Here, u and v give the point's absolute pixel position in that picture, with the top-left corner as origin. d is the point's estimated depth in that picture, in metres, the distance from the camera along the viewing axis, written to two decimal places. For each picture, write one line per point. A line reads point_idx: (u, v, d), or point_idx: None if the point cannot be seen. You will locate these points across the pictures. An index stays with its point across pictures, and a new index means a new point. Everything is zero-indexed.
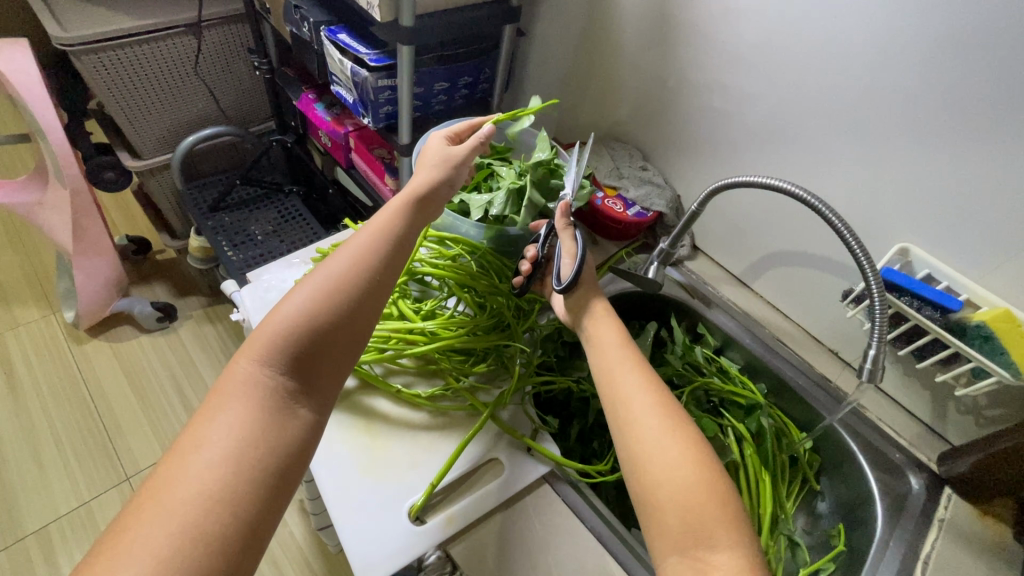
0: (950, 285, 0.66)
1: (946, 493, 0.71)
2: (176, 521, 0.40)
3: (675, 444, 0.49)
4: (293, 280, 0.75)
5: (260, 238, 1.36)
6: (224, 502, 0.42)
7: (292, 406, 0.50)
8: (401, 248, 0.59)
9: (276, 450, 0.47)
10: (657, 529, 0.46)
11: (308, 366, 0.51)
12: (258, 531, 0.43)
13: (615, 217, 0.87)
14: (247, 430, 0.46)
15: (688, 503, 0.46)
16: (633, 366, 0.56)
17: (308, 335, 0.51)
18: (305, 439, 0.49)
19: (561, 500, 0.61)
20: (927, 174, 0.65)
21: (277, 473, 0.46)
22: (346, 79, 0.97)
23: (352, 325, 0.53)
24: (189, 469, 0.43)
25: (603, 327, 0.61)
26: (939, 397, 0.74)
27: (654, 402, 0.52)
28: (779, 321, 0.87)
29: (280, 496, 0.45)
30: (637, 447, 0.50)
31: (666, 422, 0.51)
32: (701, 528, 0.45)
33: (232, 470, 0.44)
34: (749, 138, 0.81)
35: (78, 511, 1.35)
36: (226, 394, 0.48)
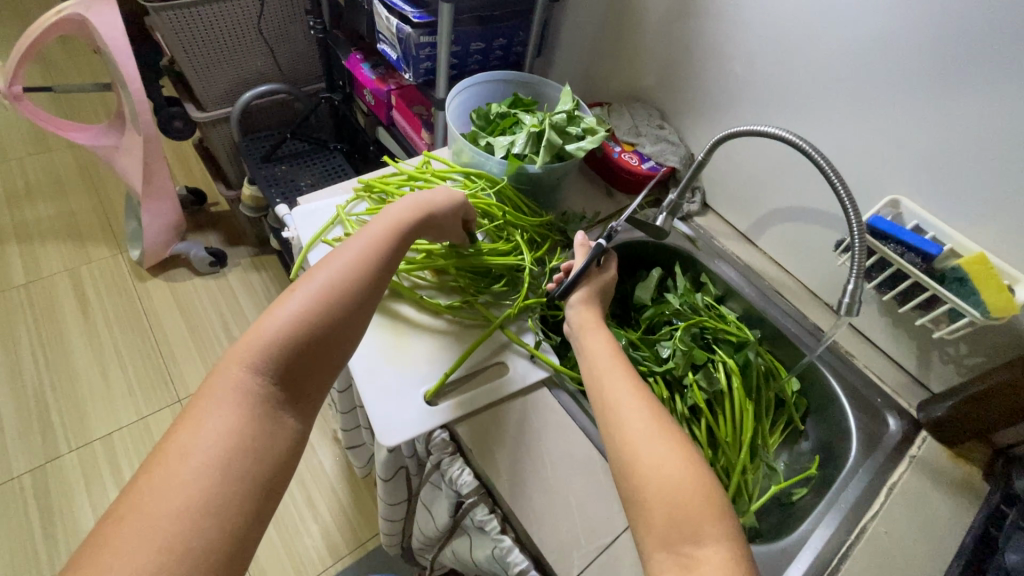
0: (936, 235, 0.71)
1: (922, 436, 0.76)
2: (170, 521, 0.43)
3: (664, 450, 0.54)
4: (334, 205, 0.85)
5: (306, 189, 1.49)
6: (213, 506, 0.45)
7: (278, 414, 0.54)
8: (382, 272, 0.63)
9: (263, 456, 0.50)
10: (647, 527, 0.51)
11: (292, 378, 0.56)
12: (249, 532, 0.46)
13: (630, 169, 0.93)
14: (234, 439, 0.49)
15: (674, 499, 0.50)
16: (625, 377, 0.62)
17: (298, 344, 0.56)
18: (289, 447, 0.53)
19: (556, 401, 0.69)
20: (922, 131, 0.70)
21: (265, 479, 0.49)
22: (391, 36, 1.06)
23: (341, 339, 0.59)
24: (176, 477, 0.45)
25: (595, 339, 0.67)
26: (925, 347, 0.78)
27: (645, 412, 0.58)
28: (779, 275, 0.92)
29: (268, 500, 0.49)
30: (628, 456, 0.55)
31: (657, 429, 0.56)
32: (688, 525, 0.49)
33: (220, 474, 0.47)
34: (761, 98, 0.86)
35: (137, 424, 1.53)
36: (214, 402, 0.51)
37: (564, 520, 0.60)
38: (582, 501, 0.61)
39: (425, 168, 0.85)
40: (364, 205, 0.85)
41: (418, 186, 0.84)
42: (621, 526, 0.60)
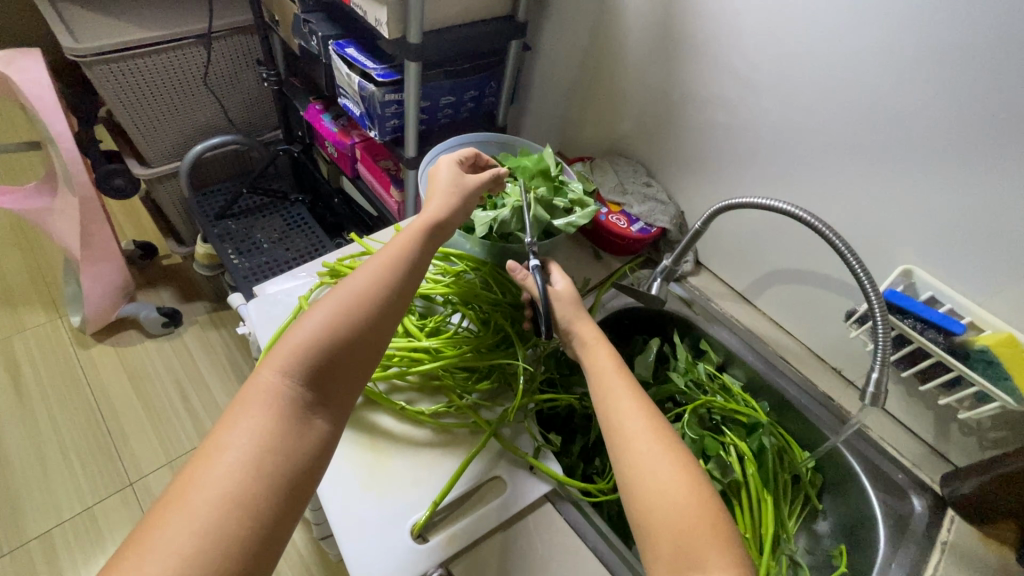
0: (954, 307, 0.66)
1: (949, 516, 0.70)
2: (199, 521, 0.41)
3: (668, 465, 0.49)
4: (297, 294, 0.75)
5: (266, 246, 1.37)
6: (242, 507, 0.43)
7: (309, 417, 0.50)
8: (417, 263, 0.60)
9: (293, 458, 0.47)
10: (651, 552, 0.46)
11: (327, 377, 0.52)
12: (275, 532, 0.44)
13: (619, 232, 0.87)
14: (264, 442, 0.46)
15: (680, 524, 0.46)
16: (625, 384, 0.57)
17: (331, 346, 0.52)
18: (321, 447, 0.49)
19: (561, 517, 0.61)
20: (932, 197, 0.66)
21: (295, 483, 0.46)
22: (353, 93, 0.98)
23: (372, 339, 0.54)
24: (208, 476, 0.43)
25: (597, 353, 0.60)
26: (944, 417, 0.73)
27: (646, 425, 0.52)
28: (781, 338, 0.87)
29: (293, 504, 0.46)
30: (631, 471, 0.50)
31: (662, 444, 0.51)
32: (693, 552, 0.45)
33: (250, 476, 0.44)
34: (754, 155, 0.81)
35: (81, 515, 1.36)
36: (248, 402, 0.49)
37: None
38: None
39: None
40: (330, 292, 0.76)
41: None
42: None
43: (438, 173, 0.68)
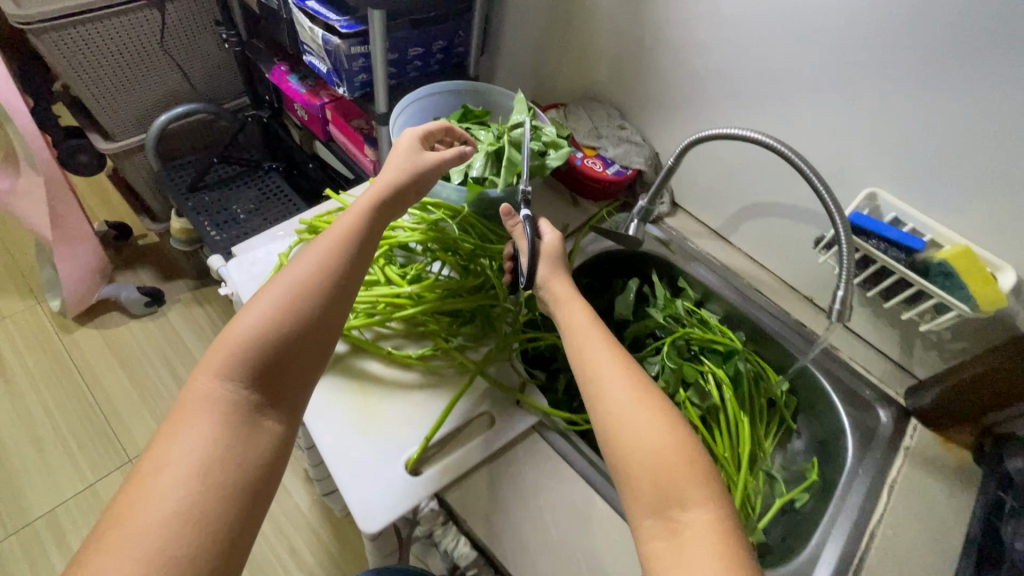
0: (916, 227, 0.69)
1: (912, 425, 0.76)
2: (146, 535, 0.40)
3: (644, 413, 0.50)
4: (277, 252, 0.74)
5: (243, 217, 1.36)
6: (196, 512, 0.42)
7: (257, 418, 0.50)
8: (356, 250, 0.58)
9: (246, 457, 0.47)
10: (631, 496, 0.47)
11: (272, 374, 0.51)
12: (237, 529, 0.44)
13: (594, 175, 0.87)
14: (210, 448, 0.46)
15: (659, 465, 0.47)
16: (600, 337, 0.56)
17: (272, 345, 0.51)
18: (273, 442, 0.49)
19: (549, 446, 0.64)
20: (895, 121, 0.67)
21: (251, 482, 0.46)
22: (318, 48, 0.95)
23: (316, 331, 0.54)
24: (152, 491, 0.42)
25: (572, 309, 0.59)
26: (908, 334, 0.77)
27: (619, 377, 0.52)
28: (756, 271, 0.89)
29: (252, 501, 0.46)
30: (607, 423, 0.50)
31: (636, 394, 0.51)
32: (672, 491, 0.46)
33: (199, 484, 0.44)
34: (724, 91, 0.82)
35: (83, 493, 1.38)
36: (189, 411, 0.48)
37: None
38: (591, 560, 0.57)
39: None
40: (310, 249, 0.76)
41: None
42: None
43: (399, 146, 0.66)
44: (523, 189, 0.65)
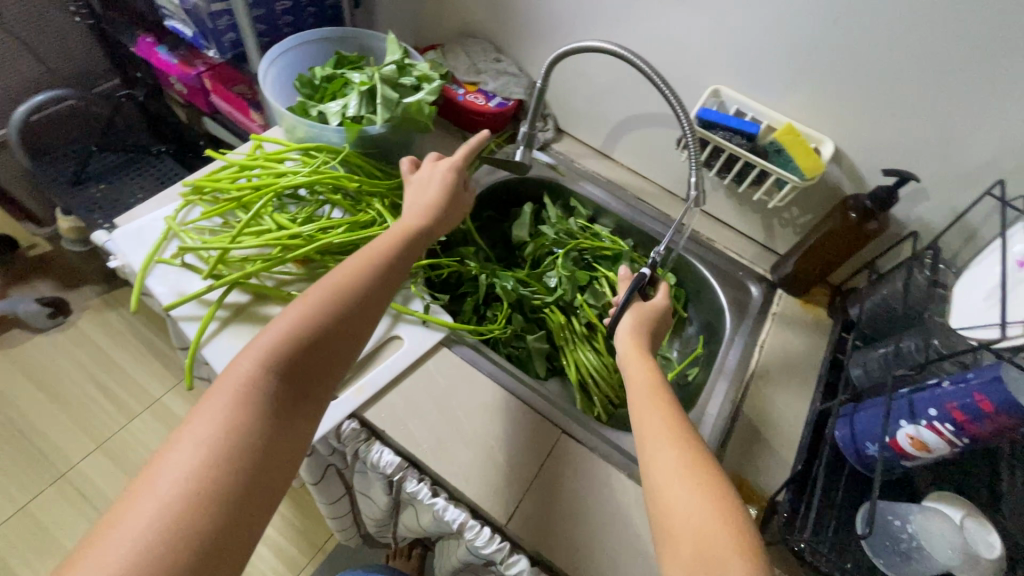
0: (754, 116, 0.78)
1: (777, 293, 0.86)
2: (164, 512, 0.39)
3: (694, 484, 0.47)
4: (162, 218, 0.73)
5: (136, 205, 1.30)
6: (205, 501, 0.40)
7: (289, 414, 0.48)
8: (394, 270, 0.58)
9: (265, 453, 0.45)
10: (669, 553, 0.45)
11: (307, 375, 0.50)
12: (238, 531, 0.41)
13: (477, 109, 0.91)
14: (243, 433, 0.44)
15: (703, 534, 0.44)
16: (658, 393, 0.56)
17: (310, 341, 0.50)
18: (293, 446, 0.47)
19: (459, 356, 0.70)
20: (728, 20, 0.74)
21: (271, 478, 0.45)
22: (176, 9, 0.92)
23: (352, 334, 0.53)
24: (174, 470, 0.41)
25: (636, 366, 0.60)
26: (767, 217, 0.88)
27: (670, 441, 0.51)
28: (638, 183, 0.97)
29: (262, 503, 0.43)
30: (655, 484, 0.49)
31: (685, 462, 0.49)
32: (714, 562, 0.42)
33: (223, 469, 0.42)
34: (584, 13, 0.86)
35: (16, 516, 1.30)
36: (223, 392, 0.46)
37: (490, 463, 0.62)
38: (504, 444, 0.64)
39: (256, 154, 0.76)
40: (198, 210, 0.75)
41: (254, 174, 0.75)
42: (546, 454, 0.64)
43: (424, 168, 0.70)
44: (654, 256, 0.74)
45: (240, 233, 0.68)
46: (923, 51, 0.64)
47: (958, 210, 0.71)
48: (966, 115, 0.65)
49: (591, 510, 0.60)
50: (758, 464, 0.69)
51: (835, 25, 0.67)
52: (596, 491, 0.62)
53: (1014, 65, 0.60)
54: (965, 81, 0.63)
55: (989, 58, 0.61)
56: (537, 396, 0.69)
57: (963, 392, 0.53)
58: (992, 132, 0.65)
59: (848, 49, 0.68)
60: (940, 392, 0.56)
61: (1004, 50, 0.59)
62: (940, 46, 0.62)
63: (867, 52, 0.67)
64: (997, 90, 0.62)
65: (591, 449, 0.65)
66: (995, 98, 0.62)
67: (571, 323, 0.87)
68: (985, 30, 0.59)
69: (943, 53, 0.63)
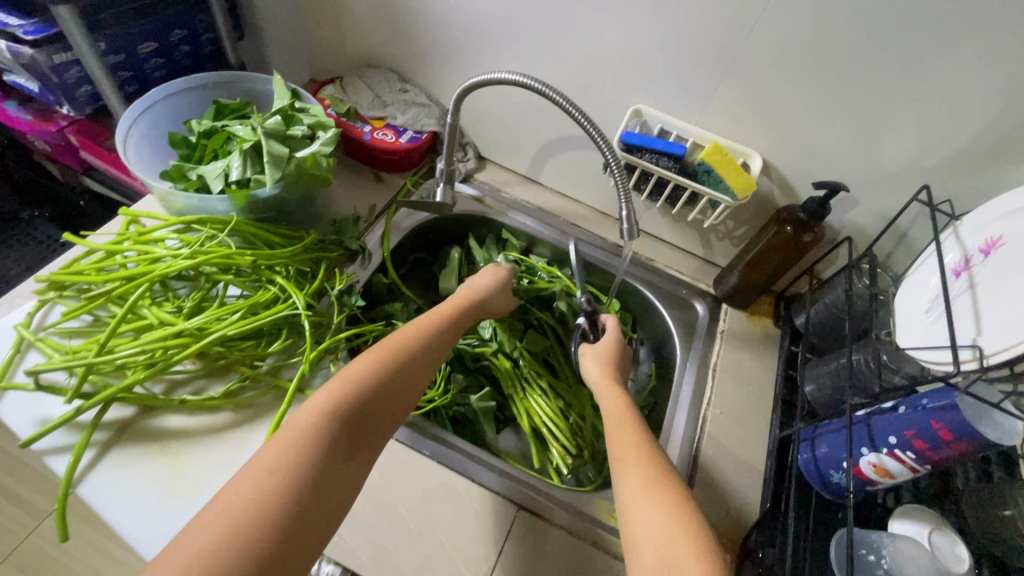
0: (679, 134, 0.75)
1: (723, 309, 0.84)
2: (228, 518, 0.38)
3: (656, 489, 0.46)
4: (12, 325, 0.61)
5: (13, 282, 1.17)
6: (266, 515, 0.39)
7: (351, 453, 0.47)
8: (447, 337, 0.62)
9: (326, 483, 0.43)
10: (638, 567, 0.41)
11: (374, 420, 0.50)
12: (288, 556, 0.39)
13: (388, 148, 0.83)
14: (312, 455, 0.44)
15: (665, 538, 0.41)
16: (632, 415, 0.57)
17: (377, 387, 0.51)
18: (351, 485, 0.45)
19: (394, 439, 0.63)
20: (641, 37, 0.70)
21: (327, 510, 0.42)
22: (11, 63, 0.78)
23: (411, 388, 0.54)
24: (241, 483, 0.40)
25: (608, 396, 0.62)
26: (704, 232, 0.85)
27: (635, 459, 0.50)
28: (570, 206, 0.92)
29: (313, 532, 0.41)
30: (623, 503, 0.47)
31: (649, 471, 0.48)
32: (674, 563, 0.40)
33: (286, 485, 0.41)
34: (491, 35, 0.80)
35: None
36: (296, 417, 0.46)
37: (442, 564, 0.55)
38: (455, 537, 0.57)
39: (126, 233, 0.64)
40: (60, 308, 0.63)
41: (127, 258, 0.63)
42: (502, 540, 0.57)
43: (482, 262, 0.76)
44: (584, 301, 0.77)
45: (112, 336, 0.57)
46: (839, 60, 0.62)
47: (888, 214, 0.71)
48: (886, 121, 0.64)
49: None
50: (729, 500, 0.66)
51: (750, 36, 0.64)
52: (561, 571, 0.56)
53: (928, 70, 0.58)
54: (883, 87, 0.62)
55: (903, 64, 0.59)
56: (487, 470, 0.62)
57: (920, 418, 0.52)
58: (913, 136, 0.64)
59: (765, 61, 0.65)
60: (898, 417, 0.54)
61: (917, 57, 0.58)
62: (853, 55, 0.61)
63: (783, 63, 0.64)
64: (914, 95, 0.61)
65: (552, 522, 0.59)
66: (913, 103, 0.61)
67: (518, 370, 0.81)
68: (897, 37, 0.58)
69: (857, 62, 0.61)
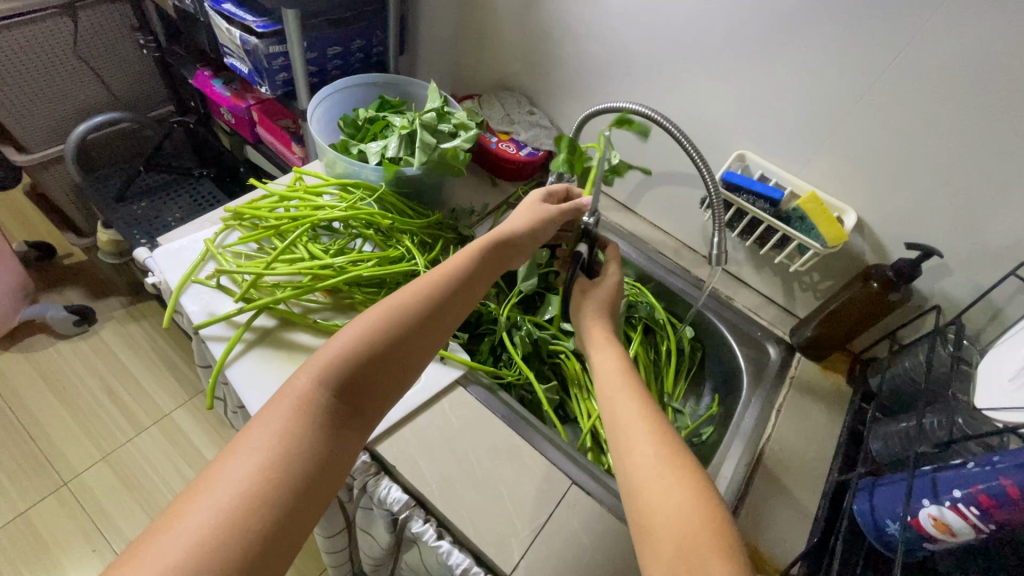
0: (778, 181, 0.80)
1: (796, 357, 0.86)
2: (220, 512, 0.41)
3: (675, 482, 0.48)
4: (203, 239, 0.77)
5: (173, 225, 1.35)
6: (258, 503, 0.42)
7: (340, 429, 0.49)
8: (462, 293, 0.60)
9: (318, 466, 0.47)
10: (652, 554, 0.45)
11: (361, 395, 0.51)
12: (292, 530, 0.43)
13: (508, 157, 0.95)
14: (295, 442, 0.46)
15: (683, 531, 0.45)
16: (635, 396, 0.57)
17: (365, 363, 0.51)
18: (344, 461, 0.49)
19: (473, 397, 0.71)
20: (757, 92, 0.78)
21: (316, 486, 0.46)
22: (236, 48, 0.99)
23: (407, 358, 0.54)
24: (232, 472, 0.43)
25: (608, 357, 0.62)
26: (787, 280, 0.88)
27: (650, 440, 0.52)
28: (660, 237, 0.99)
29: (311, 507, 0.45)
30: (636, 486, 0.49)
31: (661, 458, 0.50)
32: (693, 553, 0.43)
33: (274, 474, 0.44)
34: (618, 76, 0.91)
35: (15, 522, 1.26)
36: (281, 401, 0.48)
37: (499, 511, 0.61)
38: (513, 491, 0.63)
39: (296, 186, 0.80)
40: (236, 234, 0.78)
41: (293, 205, 0.78)
42: (553, 507, 0.63)
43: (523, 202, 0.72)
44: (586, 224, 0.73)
45: (274, 260, 0.71)
46: (943, 132, 0.66)
47: (983, 288, 0.71)
48: (986, 195, 0.66)
49: (594, 568, 0.58)
50: (774, 532, 0.67)
51: (857, 102, 0.70)
52: (604, 548, 0.60)
53: None
54: (989, 164, 0.65)
55: (1009, 143, 0.62)
56: (549, 444, 0.68)
57: (992, 475, 0.52)
58: (1013, 213, 0.66)
59: (873, 127, 0.71)
60: (968, 473, 0.54)
61: None
62: (962, 132, 0.65)
63: (890, 130, 0.70)
64: (1017, 174, 0.63)
65: (600, 501, 0.64)
66: (1018, 181, 0.64)
67: (587, 371, 0.87)
68: (1008, 119, 0.61)
69: (966, 138, 0.65)
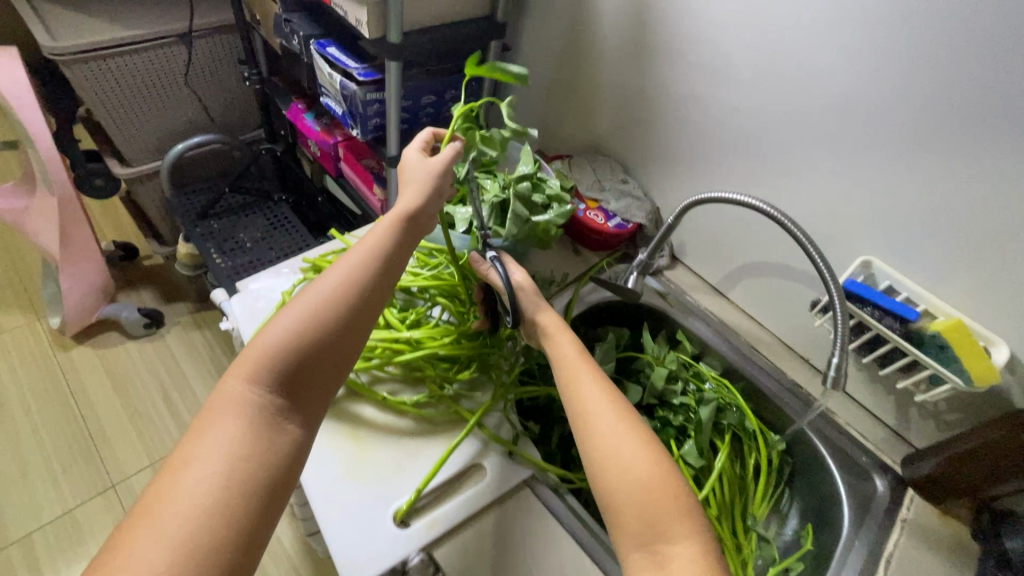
0: (910, 296, 0.71)
1: (909, 495, 0.74)
2: (175, 536, 0.41)
3: (634, 450, 0.51)
4: (281, 289, 0.75)
5: (248, 246, 1.36)
6: (211, 516, 0.42)
7: (280, 422, 0.50)
8: (387, 270, 0.58)
9: (264, 463, 0.47)
10: (621, 533, 0.48)
11: (299, 382, 0.52)
12: (257, 528, 0.44)
13: (596, 228, 0.91)
14: (238, 446, 0.47)
15: (646, 504, 0.48)
16: (595, 380, 0.57)
17: (294, 353, 0.51)
18: (297, 451, 0.50)
19: (538, 501, 0.63)
20: (893, 194, 0.69)
21: (271, 481, 0.47)
22: (334, 91, 1.00)
23: (338, 342, 0.54)
24: (179, 488, 0.43)
25: (562, 345, 0.61)
26: (904, 401, 0.77)
27: (611, 421, 0.53)
28: (755, 330, 0.90)
29: (271, 503, 0.46)
30: (600, 478, 0.51)
31: (624, 431, 0.52)
32: (658, 528, 0.47)
33: (224, 482, 0.44)
34: (725, 154, 0.84)
35: (62, 519, 1.29)
36: (215, 411, 0.49)
37: None
38: None
39: None
40: None
41: None
42: None
43: (405, 165, 0.64)
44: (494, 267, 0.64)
45: None
46: None
47: None
48: None
49: None
50: None
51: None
52: None
53: None
54: None
55: None
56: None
57: None
58: None
59: None
60: None
61: None
62: None
63: None
64: None
65: None
66: None
67: None
68: None
69: None
